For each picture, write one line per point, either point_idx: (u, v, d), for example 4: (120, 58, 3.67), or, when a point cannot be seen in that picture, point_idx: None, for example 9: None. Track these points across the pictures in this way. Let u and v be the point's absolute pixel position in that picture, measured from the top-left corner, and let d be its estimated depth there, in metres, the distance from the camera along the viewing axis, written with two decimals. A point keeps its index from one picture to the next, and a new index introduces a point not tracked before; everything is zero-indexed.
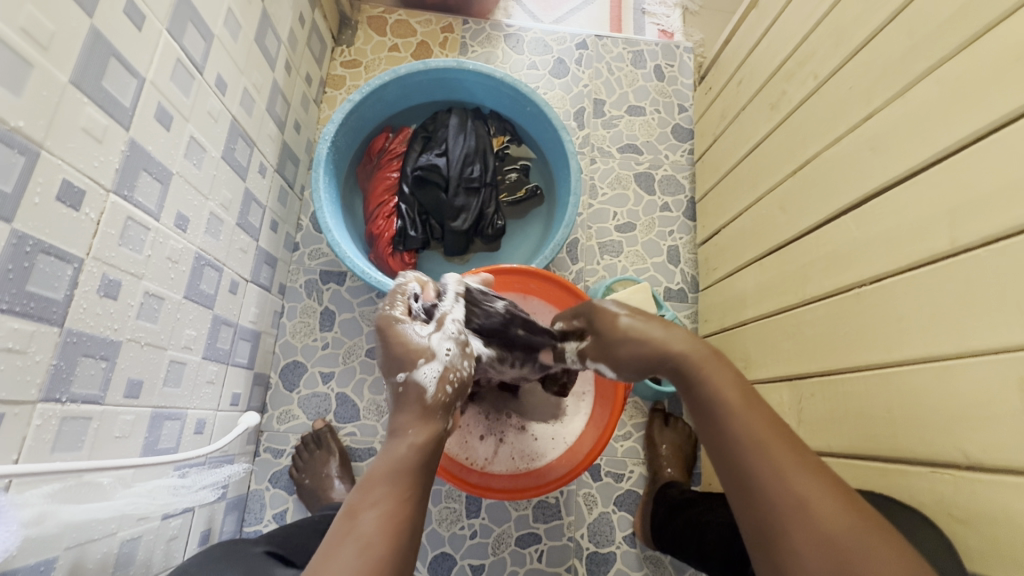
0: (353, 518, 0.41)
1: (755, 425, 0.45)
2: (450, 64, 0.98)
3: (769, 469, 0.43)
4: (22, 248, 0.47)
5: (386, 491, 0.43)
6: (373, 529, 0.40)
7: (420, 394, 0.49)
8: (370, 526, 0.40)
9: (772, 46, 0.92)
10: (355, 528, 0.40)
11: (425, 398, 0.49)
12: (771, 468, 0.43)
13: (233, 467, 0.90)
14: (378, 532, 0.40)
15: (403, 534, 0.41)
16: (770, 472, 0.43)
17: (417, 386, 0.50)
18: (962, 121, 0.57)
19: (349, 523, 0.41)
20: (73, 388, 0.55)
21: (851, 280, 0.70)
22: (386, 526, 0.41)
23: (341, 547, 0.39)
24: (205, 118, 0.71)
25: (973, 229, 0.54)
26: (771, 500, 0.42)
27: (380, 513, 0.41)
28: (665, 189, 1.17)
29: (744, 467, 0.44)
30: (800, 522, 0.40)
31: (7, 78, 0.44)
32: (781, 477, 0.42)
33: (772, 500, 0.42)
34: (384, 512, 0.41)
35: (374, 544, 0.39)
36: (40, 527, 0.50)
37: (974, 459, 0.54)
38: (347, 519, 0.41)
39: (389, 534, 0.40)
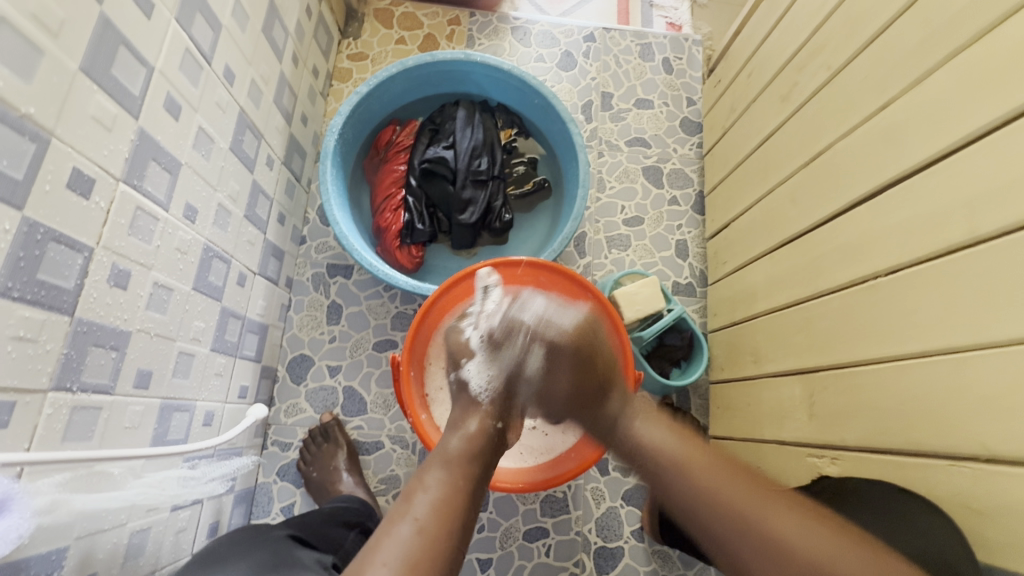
0: (408, 501, 0.50)
1: (718, 489, 0.54)
2: (457, 56, 0.98)
3: (749, 526, 0.52)
4: (34, 236, 0.47)
5: (438, 478, 0.52)
6: (424, 514, 0.49)
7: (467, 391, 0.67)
8: (423, 508, 0.49)
9: (782, 37, 0.91)
10: (411, 510, 0.49)
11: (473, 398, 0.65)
12: (756, 520, 0.52)
13: (242, 459, 0.90)
14: (428, 516, 0.49)
15: (446, 526, 0.49)
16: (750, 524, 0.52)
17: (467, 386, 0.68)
18: (981, 108, 0.56)
19: (406, 505, 0.50)
20: (83, 377, 0.54)
21: (865, 272, 0.69)
22: (437, 508, 0.50)
23: (400, 522, 0.48)
24: (213, 109, 0.70)
25: (993, 218, 0.54)
26: (745, 543, 0.51)
27: (431, 497, 0.50)
28: (673, 183, 1.16)
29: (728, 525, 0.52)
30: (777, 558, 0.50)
31: (17, 64, 0.43)
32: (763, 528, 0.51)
33: (750, 545, 0.51)
34: (435, 497, 0.50)
35: (426, 528, 0.48)
36: (52, 516, 0.50)
37: (992, 452, 0.53)
38: (404, 503, 0.50)
39: (438, 519, 0.49)
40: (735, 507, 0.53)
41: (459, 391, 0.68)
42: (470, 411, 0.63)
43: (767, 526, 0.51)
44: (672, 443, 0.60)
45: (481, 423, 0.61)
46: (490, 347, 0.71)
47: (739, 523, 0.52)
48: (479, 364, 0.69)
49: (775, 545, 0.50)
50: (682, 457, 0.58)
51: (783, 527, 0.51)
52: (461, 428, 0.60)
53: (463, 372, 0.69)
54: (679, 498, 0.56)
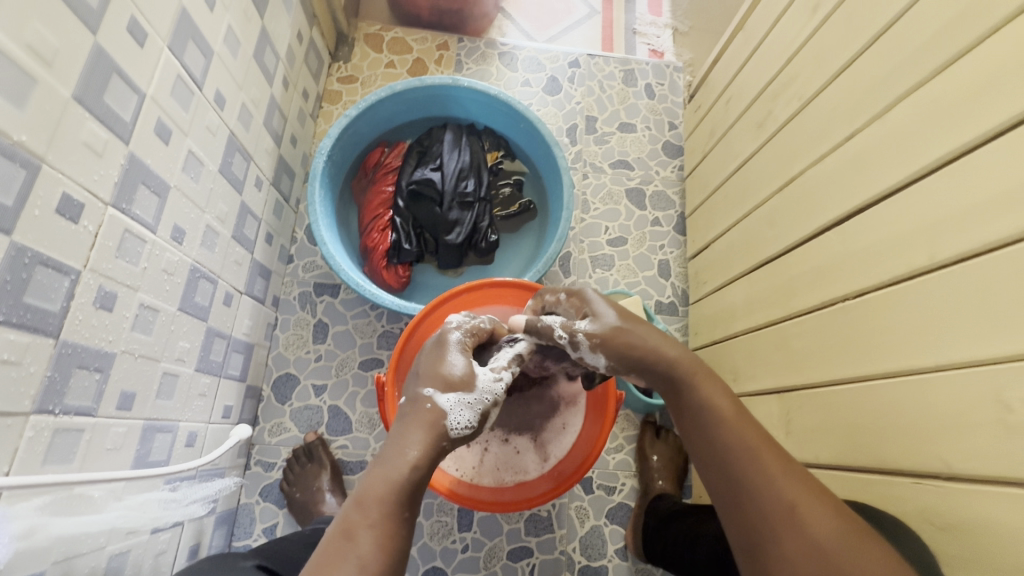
0: (350, 538, 0.46)
1: (747, 440, 0.53)
2: (445, 81, 1.01)
3: (759, 483, 0.50)
4: (21, 260, 0.47)
5: (381, 512, 0.48)
6: (368, 550, 0.46)
7: (435, 417, 0.55)
8: (366, 547, 0.46)
9: (757, 67, 0.96)
10: (355, 547, 0.46)
11: (442, 431, 0.55)
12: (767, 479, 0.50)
13: (224, 480, 0.89)
14: (373, 554, 0.46)
15: (390, 562, 0.47)
16: (763, 486, 0.49)
17: (439, 409, 0.56)
18: (936, 143, 0.59)
19: (347, 542, 0.46)
20: (66, 400, 0.55)
21: (835, 295, 0.72)
22: (380, 543, 0.47)
23: (340, 561, 0.45)
24: (204, 133, 0.72)
25: (951, 246, 0.57)
26: (765, 502, 0.49)
27: (374, 532, 0.47)
28: (656, 205, 1.19)
29: (740, 479, 0.51)
30: (789, 527, 0.47)
31: (12, 93, 0.45)
32: (775, 487, 0.49)
33: (768, 503, 0.49)
34: (381, 532, 0.47)
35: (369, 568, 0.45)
36: (30, 541, 0.49)
37: (955, 470, 0.55)
38: (344, 538, 0.46)
39: (382, 553, 0.46)
40: (767, 467, 0.50)
41: (425, 405, 0.56)
42: (427, 440, 0.54)
43: (795, 495, 0.48)
44: (736, 404, 0.56)
45: (432, 455, 0.54)
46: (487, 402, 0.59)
47: (766, 484, 0.49)
48: (473, 401, 0.57)
49: (794, 517, 0.47)
50: (745, 418, 0.55)
51: (809, 502, 0.48)
52: (406, 451, 0.52)
53: (450, 402, 0.56)
54: (720, 455, 0.53)
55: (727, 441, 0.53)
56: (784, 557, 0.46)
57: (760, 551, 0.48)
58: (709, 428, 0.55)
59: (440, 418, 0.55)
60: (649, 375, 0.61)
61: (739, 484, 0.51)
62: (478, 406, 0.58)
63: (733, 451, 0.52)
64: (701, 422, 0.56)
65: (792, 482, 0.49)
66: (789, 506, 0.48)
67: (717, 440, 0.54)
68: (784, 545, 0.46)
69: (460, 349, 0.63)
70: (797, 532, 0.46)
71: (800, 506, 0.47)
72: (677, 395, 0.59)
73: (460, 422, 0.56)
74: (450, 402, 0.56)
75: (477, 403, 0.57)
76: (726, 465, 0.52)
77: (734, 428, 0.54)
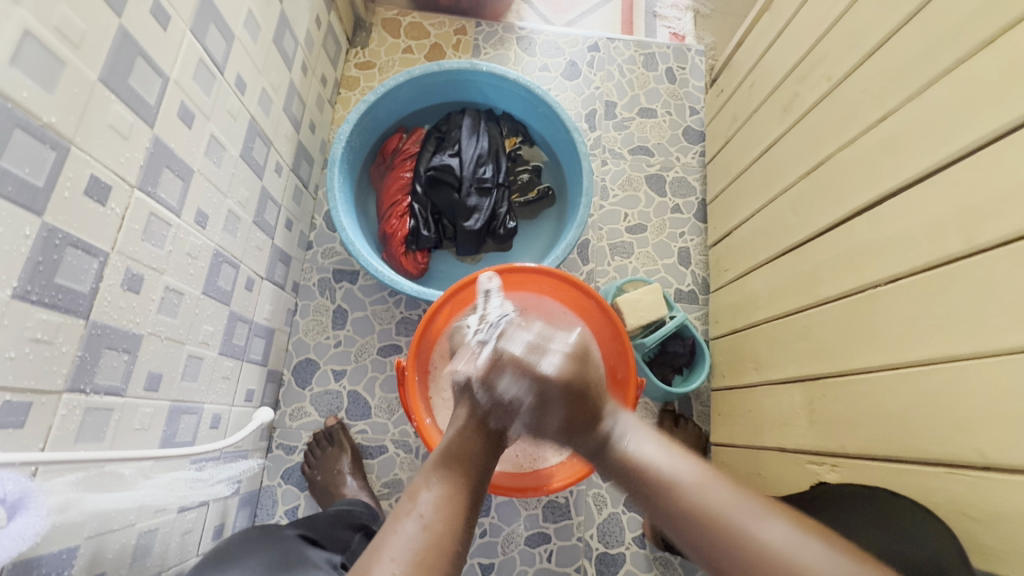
0: (412, 498, 0.50)
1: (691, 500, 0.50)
2: (464, 65, 0.99)
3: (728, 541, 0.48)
4: (52, 242, 0.48)
5: (441, 475, 0.52)
6: (430, 510, 0.49)
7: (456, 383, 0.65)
8: (428, 505, 0.49)
9: (784, 48, 0.93)
10: (417, 506, 0.49)
11: (474, 395, 0.62)
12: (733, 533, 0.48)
13: (247, 462, 0.91)
14: (434, 512, 0.49)
15: (454, 523, 0.49)
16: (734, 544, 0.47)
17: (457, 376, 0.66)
18: (978, 122, 0.56)
19: (411, 502, 0.50)
20: (97, 379, 0.56)
21: (866, 281, 0.69)
22: (441, 505, 0.50)
23: (403, 519, 0.48)
24: (225, 117, 0.72)
25: (990, 230, 0.54)
26: (738, 558, 0.47)
27: (436, 496, 0.50)
28: (676, 191, 1.17)
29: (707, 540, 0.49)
30: (764, 565, 0.45)
31: (41, 76, 0.45)
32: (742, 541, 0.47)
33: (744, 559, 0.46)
34: (441, 494, 0.50)
35: (432, 524, 0.48)
36: (66, 515, 0.50)
37: (990, 460, 0.53)
38: (409, 499, 0.50)
39: (443, 514, 0.49)
40: (710, 512, 0.49)
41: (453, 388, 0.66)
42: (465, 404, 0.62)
43: (747, 532, 0.47)
44: (659, 446, 0.56)
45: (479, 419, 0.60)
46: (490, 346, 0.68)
47: (730, 543, 0.47)
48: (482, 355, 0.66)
49: (762, 555, 0.46)
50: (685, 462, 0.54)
51: (766, 530, 0.47)
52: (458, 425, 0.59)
53: (465, 371, 0.65)
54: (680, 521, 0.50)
55: (662, 494, 0.52)
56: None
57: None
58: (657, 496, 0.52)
59: (467, 384, 0.63)
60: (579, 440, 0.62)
61: (695, 538, 0.49)
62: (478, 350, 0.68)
63: (686, 514, 0.50)
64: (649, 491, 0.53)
65: (740, 515, 0.48)
66: (757, 558, 0.46)
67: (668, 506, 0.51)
68: None
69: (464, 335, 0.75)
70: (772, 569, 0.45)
71: (762, 537, 0.47)
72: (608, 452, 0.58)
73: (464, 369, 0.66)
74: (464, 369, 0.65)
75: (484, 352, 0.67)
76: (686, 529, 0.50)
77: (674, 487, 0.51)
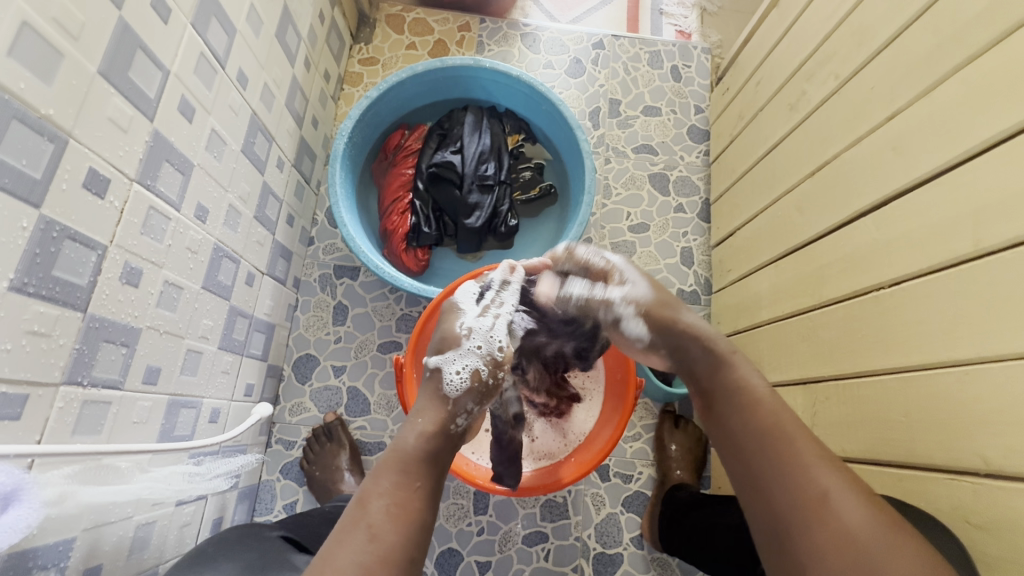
0: (363, 507, 0.50)
1: (771, 426, 0.54)
2: (467, 62, 0.99)
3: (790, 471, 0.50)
4: (50, 234, 0.48)
5: (393, 481, 0.52)
6: (380, 521, 0.48)
7: (438, 384, 0.62)
8: (378, 515, 0.49)
9: (792, 46, 0.92)
10: (366, 515, 0.49)
11: (443, 393, 0.62)
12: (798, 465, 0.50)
13: (246, 457, 0.91)
14: (384, 523, 0.48)
15: (403, 533, 0.49)
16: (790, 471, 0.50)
17: (440, 376, 0.63)
18: (988, 122, 0.56)
19: (360, 511, 0.49)
20: (94, 372, 0.56)
21: (869, 283, 0.69)
22: (391, 515, 0.49)
23: (353, 532, 0.47)
24: (226, 111, 0.72)
25: (998, 232, 0.54)
26: (787, 481, 0.50)
27: (387, 503, 0.50)
28: (680, 190, 1.16)
29: (770, 467, 0.51)
30: (817, 516, 0.47)
31: (39, 67, 0.45)
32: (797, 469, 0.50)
33: (794, 482, 0.49)
34: (391, 502, 0.50)
35: (381, 535, 0.47)
36: (61, 507, 0.50)
37: (994, 466, 0.53)
38: (358, 507, 0.50)
39: (394, 525, 0.48)
40: (780, 432, 0.53)
41: (429, 379, 0.63)
42: (433, 410, 0.60)
43: (820, 480, 0.49)
44: (772, 393, 0.57)
45: (440, 421, 0.59)
46: (485, 350, 0.66)
47: (788, 466, 0.51)
48: (466, 352, 0.65)
49: (822, 503, 0.47)
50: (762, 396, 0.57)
51: (835, 480, 0.48)
52: (416, 424, 0.58)
53: (439, 361, 0.64)
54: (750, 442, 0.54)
55: (755, 429, 0.54)
56: (814, 550, 0.46)
57: (785, 543, 0.48)
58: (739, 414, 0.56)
59: (437, 376, 0.63)
60: (688, 365, 0.64)
61: (762, 476, 0.52)
62: (466, 354, 0.65)
63: (763, 438, 0.53)
64: (733, 414, 0.57)
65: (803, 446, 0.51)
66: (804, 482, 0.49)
67: (749, 425, 0.55)
68: (806, 529, 0.47)
69: (457, 318, 0.70)
70: (823, 523, 0.46)
71: (810, 468, 0.50)
72: (715, 382, 0.60)
73: (454, 372, 0.63)
74: (441, 359, 0.64)
75: (469, 354, 0.64)
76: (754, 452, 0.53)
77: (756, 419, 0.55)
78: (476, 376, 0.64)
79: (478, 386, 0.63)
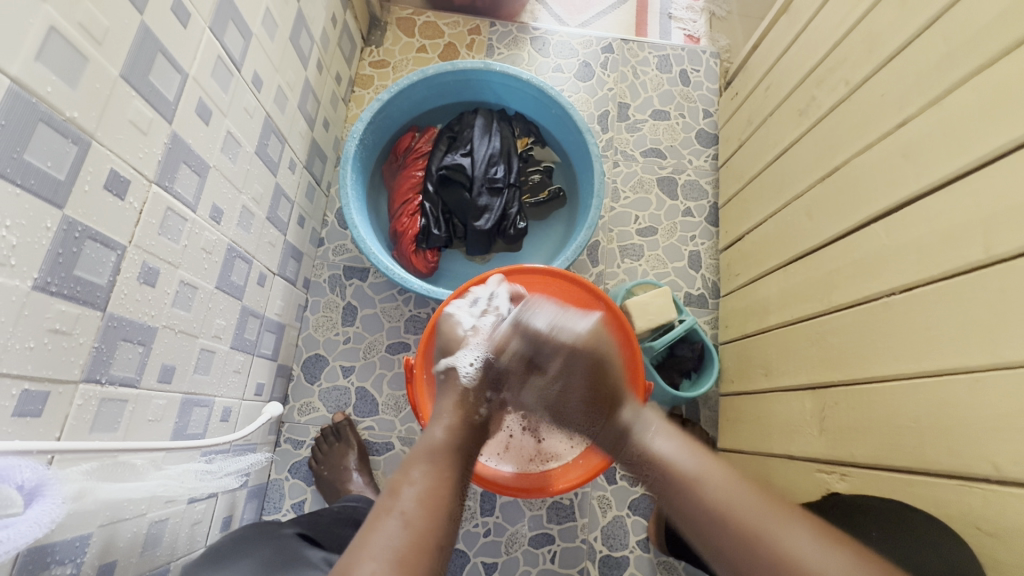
0: (394, 496, 0.51)
1: (712, 496, 0.53)
2: (477, 65, 0.99)
3: (755, 542, 0.49)
4: (72, 234, 0.49)
5: (423, 472, 0.54)
6: (411, 508, 0.49)
7: (454, 379, 0.72)
8: (409, 502, 0.50)
9: (802, 52, 0.92)
10: (397, 505, 0.50)
11: (460, 384, 0.71)
12: (756, 533, 0.49)
13: (256, 455, 0.92)
14: (415, 509, 0.49)
15: (435, 517, 0.50)
16: (756, 544, 0.49)
17: (454, 372, 0.73)
18: (1000, 130, 0.56)
19: (392, 500, 0.50)
20: (112, 370, 0.56)
21: (880, 289, 0.69)
22: (422, 503, 0.50)
23: (384, 520, 0.48)
24: (241, 114, 0.73)
25: (1009, 240, 0.54)
26: (759, 557, 0.48)
27: (416, 491, 0.51)
28: (687, 194, 1.16)
29: (733, 543, 0.50)
30: None
31: (64, 71, 0.46)
32: (761, 541, 0.49)
33: (764, 557, 0.48)
34: (422, 489, 0.52)
35: (413, 521, 0.48)
36: (80, 503, 0.51)
37: (1006, 473, 0.53)
38: (390, 497, 0.51)
39: (424, 512, 0.49)
40: (724, 502, 0.52)
41: (444, 376, 0.73)
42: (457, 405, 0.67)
43: (776, 546, 0.48)
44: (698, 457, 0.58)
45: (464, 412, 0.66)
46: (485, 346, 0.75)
47: (752, 541, 0.49)
48: (472, 350, 0.75)
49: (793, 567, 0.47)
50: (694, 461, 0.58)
51: (786, 535, 0.49)
52: (442, 419, 0.64)
53: (450, 361, 0.74)
54: (702, 518, 0.53)
55: (696, 500, 0.54)
56: None
57: None
58: (678, 485, 0.56)
59: (452, 374, 0.72)
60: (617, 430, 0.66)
61: (726, 549, 0.51)
62: (473, 350, 0.75)
63: (711, 510, 0.53)
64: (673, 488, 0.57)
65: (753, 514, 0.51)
66: (772, 556, 0.48)
67: (690, 501, 0.54)
68: None
69: (455, 323, 0.77)
70: None
71: (771, 534, 0.49)
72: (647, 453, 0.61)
73: (465, 366, 0.73)
74: (450, 360, 0.74)
75: (475, 350, 0.74)
76: (710, 528, 0.52)
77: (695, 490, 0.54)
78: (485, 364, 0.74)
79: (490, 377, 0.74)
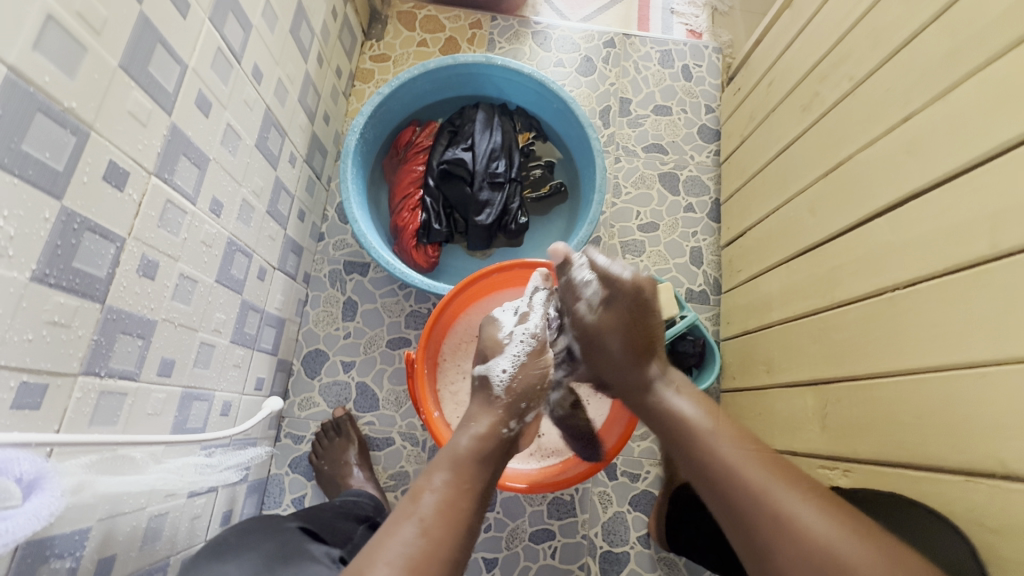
0: (414, 501, 0.51)
1: (721, 455, 0.55)
2: (479, 59, 0.99)
3: (759, 501, 0.51)
4: (70, 226, 0.48)
5: (444, 479, 0.54)
6: (429, 515, 0.50)
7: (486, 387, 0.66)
8: (428, 509, 0.50)
9: (806, 46, 0.91)
10: (417, 510, 0.50)
11: (492, 393, 0.66)
12: (759, 490, 0.51)
13: (256, 450, 0.92)
14: (433, 518, 0.50)
15: (451, 528, 0.50)
16: (757, 502, 0.51)
17: (487, 380, 0.67)
18: (1007, 124, 0.55)
19: (412, 505, 0.51)
20: (111, 363, 0.56)
21: (884, 285, 0.68)
22: (441, 510, 0.50)
23: (401, 523, 0.49)
24: (241, 106, 0.72)
25: (1016, 234, 0.53)
26: (755, 512, 0.50)
27: (436, 499, 0.51)
28: (689, 190, 1.16)
29: (736, 500, 0.52)
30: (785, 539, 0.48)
31: (62, 61, 0.45)
32: (761, 495, 0.51)
33: (761, 515, 0.50)
34: (442, 497, 0.52)
35: (429, 530, 0.48)
36: (79, 496, 0.51)
37: (1010, 470, 0.52)
38: (410, 502, 0.51)
39: (441, 520, 0.49)
40: (734, 465, 0.54)
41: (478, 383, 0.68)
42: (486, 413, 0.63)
43: (775, 503, 0.50)
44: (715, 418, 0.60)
45: (493, 424, 0.62)
46: (520, 353, 0.70)
47: (750, 498, 0.51)
48: (508, 357, 0.70)
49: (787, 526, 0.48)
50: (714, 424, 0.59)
51: (789, 497, 0.50)
52: (472, 427, 0.61)
53: (485, 367, 0.69)
54: (711, 475, 0.55)
55: (704, 460, 0.56)
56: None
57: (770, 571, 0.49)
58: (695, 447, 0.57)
59: (486, 382, 0.67)
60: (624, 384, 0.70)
61: (731, 504, 0.53)
62: (511, 358, 0.70)
63: (716, 468, 0.55)
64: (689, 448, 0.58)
65: (762, 478, 0.52)
66: (771, 513, 0.50)
67: (701, 459, 0.56)
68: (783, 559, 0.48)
69: (496, 326, 0.73)
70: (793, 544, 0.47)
71: (769, 494, 0.51)
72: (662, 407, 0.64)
73: (498, 374, 0.68)
74: (486, 366, 0.69)
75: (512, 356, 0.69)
76: (718, 486, 0.54)
77: (706, 448, 0.56)
78: (522, 372, 0.69)
79: (525, 387, 0.67)
